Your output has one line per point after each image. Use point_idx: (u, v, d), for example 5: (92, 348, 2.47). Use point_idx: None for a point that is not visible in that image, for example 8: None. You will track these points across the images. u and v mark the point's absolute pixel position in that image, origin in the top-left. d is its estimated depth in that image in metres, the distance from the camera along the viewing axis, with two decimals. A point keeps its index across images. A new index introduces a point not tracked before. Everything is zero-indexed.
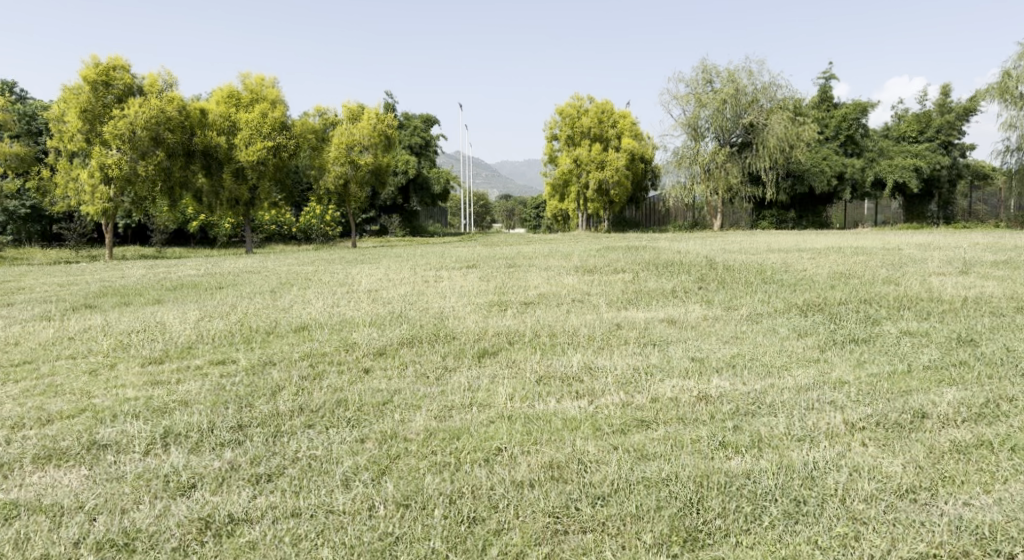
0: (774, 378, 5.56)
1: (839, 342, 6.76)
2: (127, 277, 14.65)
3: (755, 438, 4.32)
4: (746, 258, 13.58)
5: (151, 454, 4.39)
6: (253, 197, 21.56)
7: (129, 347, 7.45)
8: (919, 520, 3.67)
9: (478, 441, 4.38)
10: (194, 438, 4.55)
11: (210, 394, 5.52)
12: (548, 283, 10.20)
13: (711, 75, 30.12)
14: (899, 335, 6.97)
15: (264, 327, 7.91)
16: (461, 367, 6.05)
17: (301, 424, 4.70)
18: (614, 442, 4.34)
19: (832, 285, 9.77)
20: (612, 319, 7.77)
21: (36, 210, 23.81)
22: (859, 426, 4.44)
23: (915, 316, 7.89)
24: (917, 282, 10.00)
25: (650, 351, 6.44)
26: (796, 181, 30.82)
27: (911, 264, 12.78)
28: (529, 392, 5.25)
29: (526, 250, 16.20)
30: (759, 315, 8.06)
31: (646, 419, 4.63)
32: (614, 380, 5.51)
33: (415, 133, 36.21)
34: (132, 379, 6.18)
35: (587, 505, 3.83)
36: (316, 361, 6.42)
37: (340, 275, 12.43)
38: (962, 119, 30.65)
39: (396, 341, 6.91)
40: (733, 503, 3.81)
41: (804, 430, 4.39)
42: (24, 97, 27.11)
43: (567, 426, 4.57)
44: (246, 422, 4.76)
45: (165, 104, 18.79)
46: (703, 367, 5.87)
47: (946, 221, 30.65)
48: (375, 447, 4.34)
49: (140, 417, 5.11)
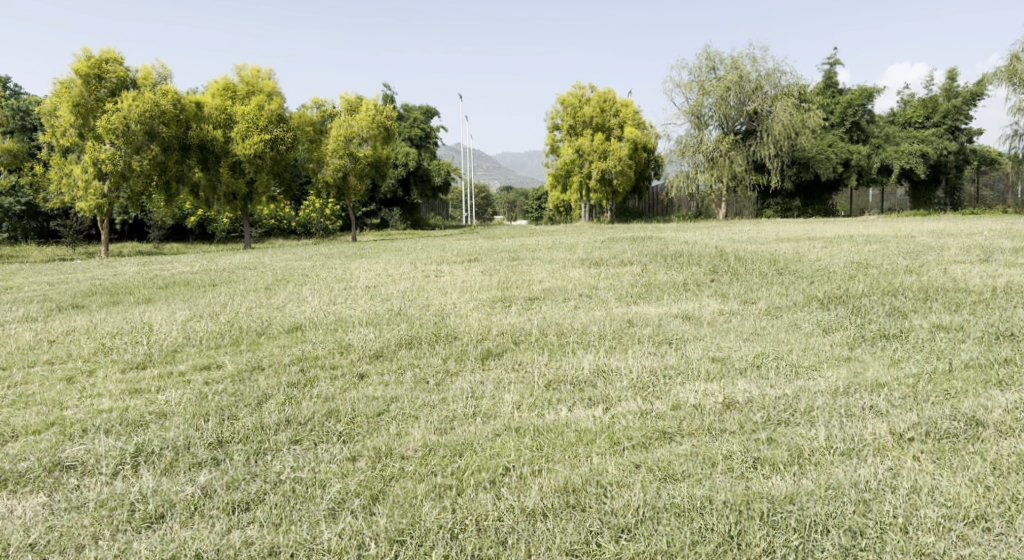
0: (805, 380, 5.11)
1: (869, 338, 6.32)
2: (120, 275, 14.14)
3: (793, 453, 3.86)
4: (755, 248, 13.11)
5: (119, 476, 3.95)
6: (251, 191, 21.11)
7: (110, 351, 7.02)
8: (998, 555, 3.24)
9: (483, 459, 3.93)
10: (168, 456, 4.10)
11: (191, 404, 5.06)
12: (553, 277, 9.75)
13: (715, 61, 29.52)
14: (932, 330, 6.48)
15: (255, 328, 7.48)
16: (463, 371, 5.59)
17: (286, 439, 4.25)
18: (636, 458, 3.89)
19: (851, 275, 9.30)
20: (623, 315, 7.31)
21: (31, 206, 23.35)
22: (908, 437, 3.98)
23: (944, 308, 7.41)
24: (938, 271, 9.53)
25: (665, 351, 5.96)
26: (801, 168, 30.08)
27: (929, 251, 12.30)
28: (537, 399, 4.78)
29: (529, 241, 15.74)
30: (778, 309, 7.59)
31: (669, 430, 4.18)
32: (629, 384, 5.07)
33: (414, 125, 35.87)
34: (108, 388, 5.73)
35: (609, 540, 3.40)
36: (307, 366, 5.99)
37: (338, 270, 12.04)
38: (971, 102, 30.09)
39: (395, 342, 6.48)
40: (780, 536, 3.37)
41: (847, 442, 3.93)
42: (18, 92, 26.73)
43: (581, 439, 4.11)
44: (227, 437, 4.31)
45: (158, 98, 18.35)
46: (726, 369, 5.41)
47: (953, 208, 30.13)
48: (367, 467, 3.89)
49: (114, 433, 4.65)
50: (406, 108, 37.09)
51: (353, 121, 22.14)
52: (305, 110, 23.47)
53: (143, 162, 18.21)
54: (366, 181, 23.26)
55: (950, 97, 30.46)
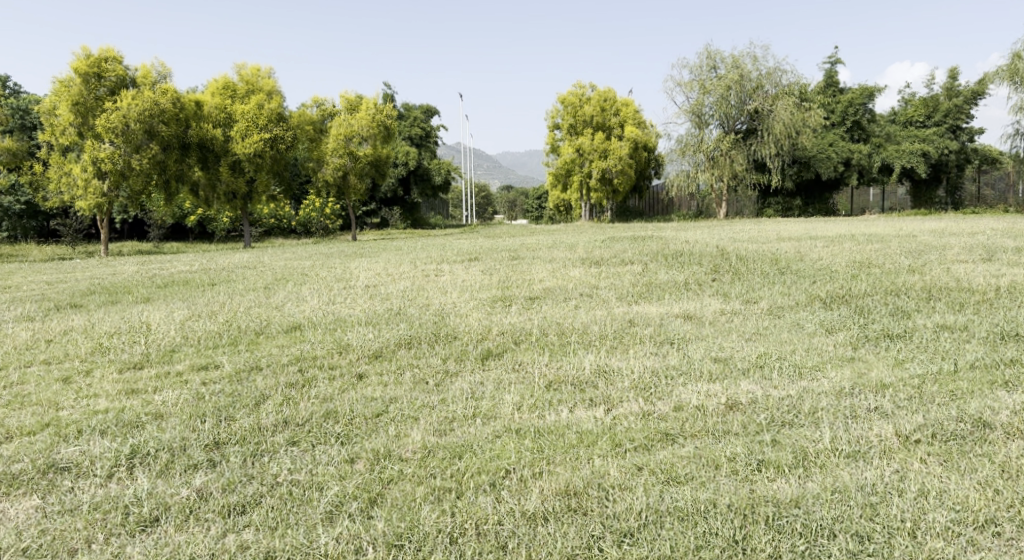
0: (808, 380, 5.06)
1: (873, 338, 6.26)
2: (119, 274, 14.08)
3: (799, 455, 3.81)
4: (756, 247, 13.04)
5: (114, 479, 3.89)
6: (251, 190, 21.07)
7: (107, 351, 6.96)
8: None
9: (483, 461, 3.88)
10: (164, 458, 4.05)
11: (188, 405, 5.00)
12: (553, 276, 9.69)
13: (715, 60, 29.45)
14: (936, 330, 6.43)
15: (254, 327, 7.43)
16: (462, 372, 5.54)
17: (284, 441, 4.19)
18: (638, 460, 3.83)
19: (853, 275, 9.25)
20: (624, 315, 7.25)
21: (31, 205, 23.28)
22: (914, 439, 3.92)
23: (947, 308, 7.36)
24: (941, 270, 9.47)
25: (667, 352, 5.90)
26: (802, 167, 30.04)
27: (931, 251, 12.25)
28: (537, 400, 4.72)
29: (530, 241, 15.68)
30: (780, 309, 7.53)
31: (671, 432, 4.12)
32: (630, 385, 5.01)
33: (415, 124, 35.81)
34: (104, 389, 5.67)
35: (612, 545, 3.34)
36: (306, 366, 5.94)
37: (338, 270, 11.98)
38: (972, 101, 30.06)
39: (394, 341, 6.43)
40: (786, 541, 3.31)
41: (852, 444, 3.87)
42: (18, 91, 26.67)
43: (582, 441, 4.06)
44: (223, 438, 4.26)
45: (158, 96, 18.28)
46: (728, 369, 5.36)
47: (954, 207, 30.07)
48: (366, 470, 3.83)
49: (110, 434, 4.60)
50: (406, 107, 37.01)
51: (353, 120, 22.07)
52: (305, 108, 23.40)
53: (142, 160, 18.15)
54: (366, 181, 23.21)
55: (951, 96, 30.54)
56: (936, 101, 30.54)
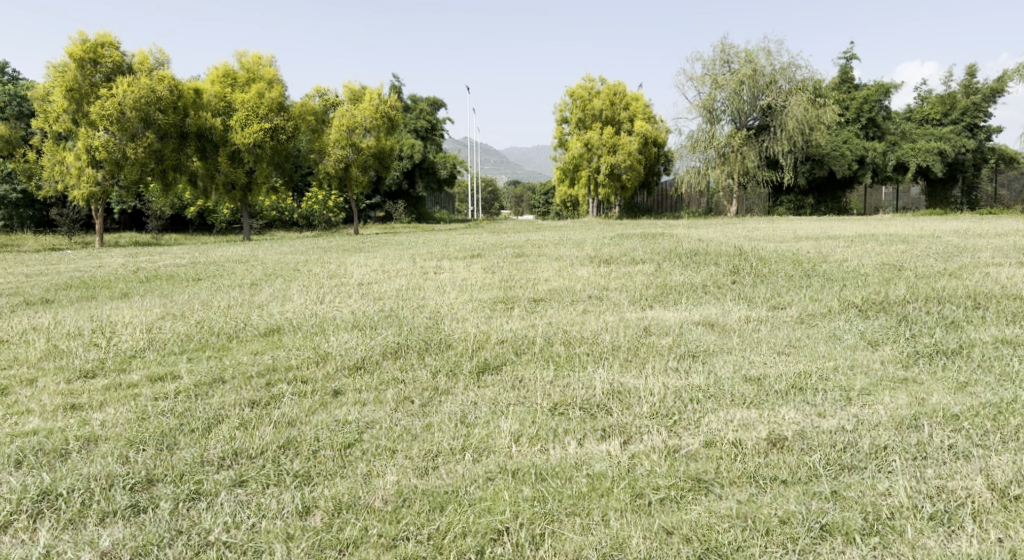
0: (861, 408, 4.26)
1: (924, 354, 5.47)
2: (105, 267, 13.30)
3: (868, 517, 3.12)
4: (776, 246, 12.29)
5: (13, 531, 3.18)
6: (251, 180, 20.27)
7: (61, 356, 6.18)
8: None
9: (473, 517, 3.15)
10: (78, 502, 3.30)
11: (128, 426, 4.23)
12: (560, 276, 8.92)
13: (729, 55, 28.54)
14: (995, 344, 5.66)
15: (227, 330, 6.65)
16: (455, 389, 4.76)
17: (229, 480, 3.44)
18: (667, 521, 3.12)
19: (886, 278, 8.46)
20: (638, 321, 6.49)
21: (27, 195, 22.48)
22: (1013, 495, 3.19)
23: (999, 319, 6.58)
24: (980, 274, 8.68)
25: (690, 367, 5.10)
26: (815, 164, 29.14)
27: (965, 253, 11.51)
28: (540, 430, 3.92)
29: (536, 238, 14.80)
30: (812, 317, 6.73)
31: (705, 477, 3.38)
32: (649, 411, 4.21)
33: (420, 116, 35.02)
34: (42, 404, 4.88)
35: None
36: (275, 379, 5.14)
37: (334, 266, 11.16)
38: (990, 100, 29.29)
39: (379, 352, 5.62)
40: None
41: (934, 501, 3.17)
42: (16, 78, 25.83)
43: (596, 489, 3.30)
44: (157, 476, 3.48)
45: (155, 84, 17.34)
46: (765, 392, 4.55)
47: (970, 207, 29.21)
48: (327, 527, 3.13)
49: (25, 468, 3.84)
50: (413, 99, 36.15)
51: (356, 111, 21.27)
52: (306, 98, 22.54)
53: (138, 149, 17.34)
54: (368, 174, 22.44)
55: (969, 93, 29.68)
56: (953, 98, 29.77)
